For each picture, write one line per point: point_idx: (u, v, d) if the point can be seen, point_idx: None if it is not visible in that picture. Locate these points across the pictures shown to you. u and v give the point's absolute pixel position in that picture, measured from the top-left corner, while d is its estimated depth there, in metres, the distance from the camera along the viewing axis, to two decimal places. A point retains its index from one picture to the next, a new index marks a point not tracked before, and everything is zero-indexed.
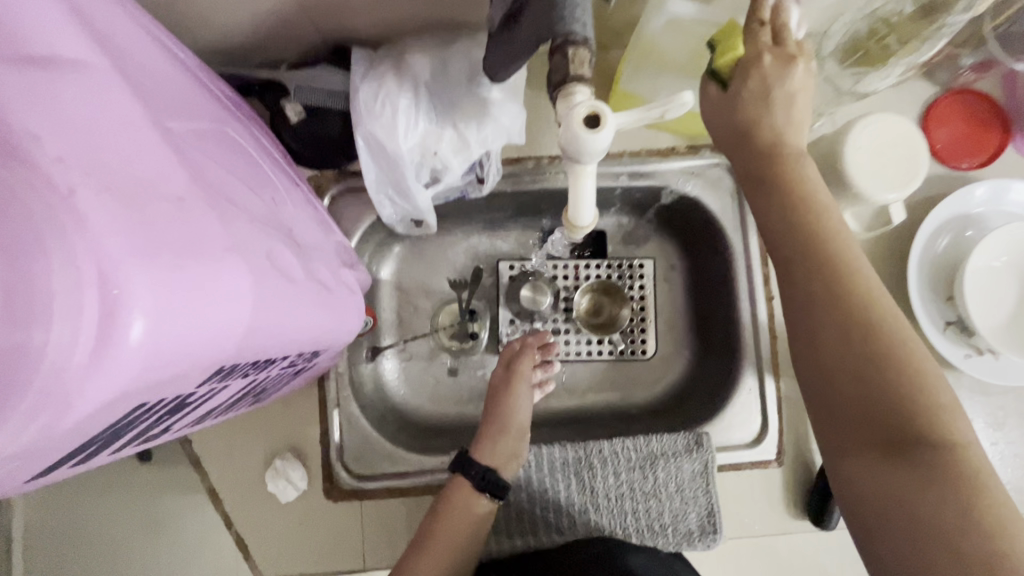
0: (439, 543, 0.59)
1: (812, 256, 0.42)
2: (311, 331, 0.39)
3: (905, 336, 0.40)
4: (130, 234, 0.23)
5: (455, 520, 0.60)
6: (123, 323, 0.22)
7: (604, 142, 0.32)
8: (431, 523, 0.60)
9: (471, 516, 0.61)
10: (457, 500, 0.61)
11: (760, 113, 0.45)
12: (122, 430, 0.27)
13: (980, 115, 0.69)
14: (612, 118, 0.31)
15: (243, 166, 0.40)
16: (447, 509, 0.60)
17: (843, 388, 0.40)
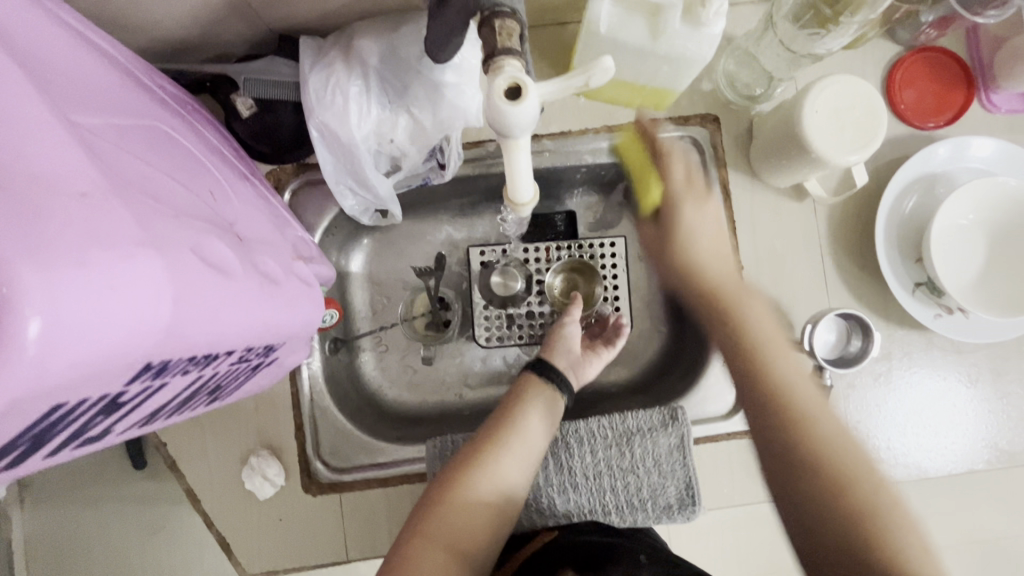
0: (520, 429, 0.59)
1: (740, 351, 0.50)
2: (255, 325, 0.38)
3: (892, 509, 0.41)
4: (23, 230, 0.22)
5: (534, 407, 0.61)
6: (17, 322, 0.22)
7: (529, 113, 0.30)
8: (507, 411, 0.61)
9: (546, 407, 0.62)
10: (535, 390, 0.62)
11: (698, 269, 0.56)
12: (46, 434, 0.27)
13: (944, 73, 0.69)
14: (532, 88, 0.30)
15: (174, 159, 0.39)
16: (528, 396, 0.62)
17: (785, 453, 0.44)
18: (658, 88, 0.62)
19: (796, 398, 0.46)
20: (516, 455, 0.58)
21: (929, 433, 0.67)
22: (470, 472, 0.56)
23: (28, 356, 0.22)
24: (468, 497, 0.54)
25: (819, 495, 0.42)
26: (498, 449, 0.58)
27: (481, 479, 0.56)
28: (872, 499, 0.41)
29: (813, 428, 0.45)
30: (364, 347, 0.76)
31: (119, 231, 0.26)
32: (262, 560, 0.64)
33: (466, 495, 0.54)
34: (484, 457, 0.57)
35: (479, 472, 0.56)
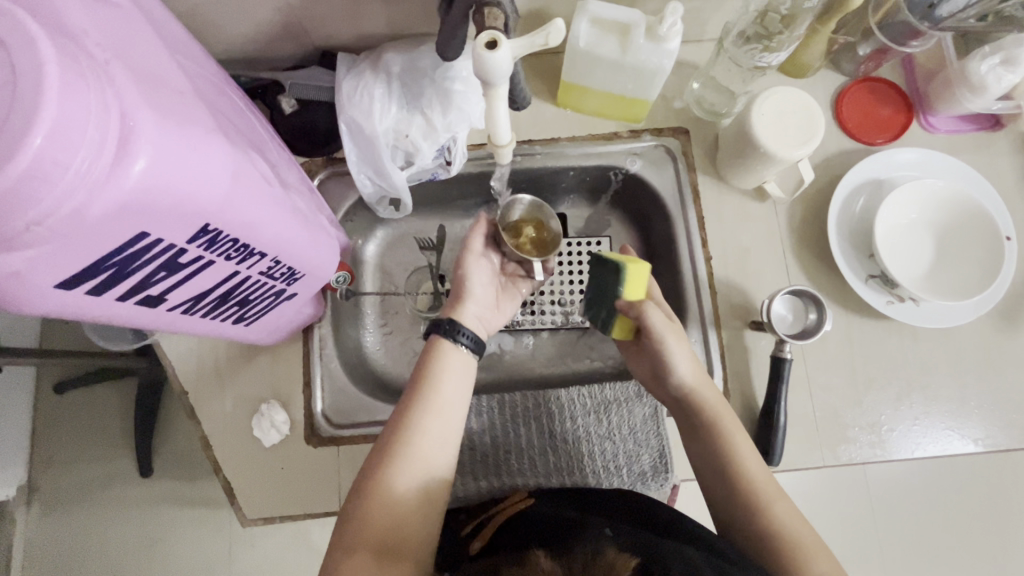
0: (434, 404, 0.57)
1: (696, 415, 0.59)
2: (286, 238, 0.47)
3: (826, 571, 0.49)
4: (140, 94, 0.32)
5: (446, 376, 0.59)
6: (131, 157, 0.30)
7: (504, 60, 0.42)
8: (417, 386, 0.58)
9: (458, 368, 0.60)
10: (443, 353, 0.60)
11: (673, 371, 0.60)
12: (128, 263, 0.35)
13: (886, 99, 0.79)
14: (506, 41, 0.41)
15: (237, 110, 0.50)
16: (437, 364, 0.59)
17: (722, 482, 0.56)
18: (633, 100, 0.73)
19: (752, 478, 0.55)
20: (433, 433, 0.55)
21: (891, 414, 0.72)
22: (389, 464, 0.53)
23: (135, 183, 0.31)
24: (391, 491, 0.51)
25: (762, 542, 0.52)
26: (412, 430, 0.55)
27: (401, 468, 0.53)
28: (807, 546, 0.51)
29: (764, 502, 0.54)
30: (370, 327, 0.83)
31: (196, 119, 0.36)
32: (263, 504, 0.70)
33: (387, 490, 0.51)
34: (400, 444, 0.54)
35: (397, 463, 0.53)
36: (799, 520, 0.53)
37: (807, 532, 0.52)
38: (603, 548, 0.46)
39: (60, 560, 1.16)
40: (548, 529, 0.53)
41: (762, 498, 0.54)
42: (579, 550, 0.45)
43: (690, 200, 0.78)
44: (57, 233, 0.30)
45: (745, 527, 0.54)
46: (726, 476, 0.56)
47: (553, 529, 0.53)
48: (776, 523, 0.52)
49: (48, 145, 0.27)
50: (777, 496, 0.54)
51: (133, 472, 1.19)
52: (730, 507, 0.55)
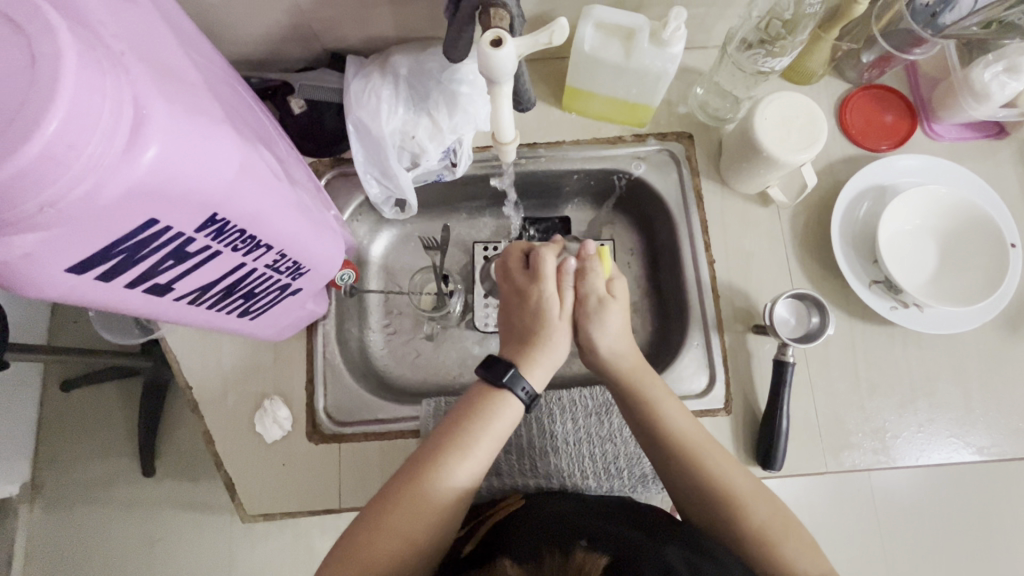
0: (470, 453, 0.55)
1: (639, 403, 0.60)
2: (293, 233, 0.48)
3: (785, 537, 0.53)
4: (153, 84, 0.33)
5: (493, 428, 0.57)
6: (143, 144, 0.31)
7: (507, 59, 0.44)
8: (461, 428, 0.56)
9: (507, 424, 0.58)
10: (498, 404, 0.58)
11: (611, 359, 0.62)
12: (137, 250, 0.36)
13: (890, 106, 0.79)
14: (509, 40, 0.43)
15: (247, 106, 0.51)
16: (489, 412, 0.57)
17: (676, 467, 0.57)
18: (637, 104, 0.74)
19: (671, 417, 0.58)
20: (458, 482, 0.54)
21: (894, 420, 0.71)
22: (407, 502, 0.52)
23: (145, 169, 0.32)
24: (401, 529, 0.51)
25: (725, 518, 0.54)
26: (440, 474, 0.53)
27: (424, 519, 0.52)
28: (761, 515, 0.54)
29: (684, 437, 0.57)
30: (374, 327, 0.84)
31: (207, 111, 0.37)
32: (264, 501, 0.70)
33: (399, 528, 0.51)
34: (425, 484, 0.53)
35: (417, 503, 0.52)
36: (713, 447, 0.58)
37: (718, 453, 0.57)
38: (573, 551, 0.45)
39: (61, 559, 1.16)
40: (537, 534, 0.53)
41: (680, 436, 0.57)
42: (550, 557, 0.45)
43: (694, 204, 0.78)
44: (70, 216, 0.30)
45: (695, 491, 0.56)
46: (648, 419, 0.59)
47: (543, 534, 0.52)
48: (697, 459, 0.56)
49: (64, 129, 0.28)
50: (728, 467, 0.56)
51: (136, 471, 1.19)
52: (675, 471, 0.57)
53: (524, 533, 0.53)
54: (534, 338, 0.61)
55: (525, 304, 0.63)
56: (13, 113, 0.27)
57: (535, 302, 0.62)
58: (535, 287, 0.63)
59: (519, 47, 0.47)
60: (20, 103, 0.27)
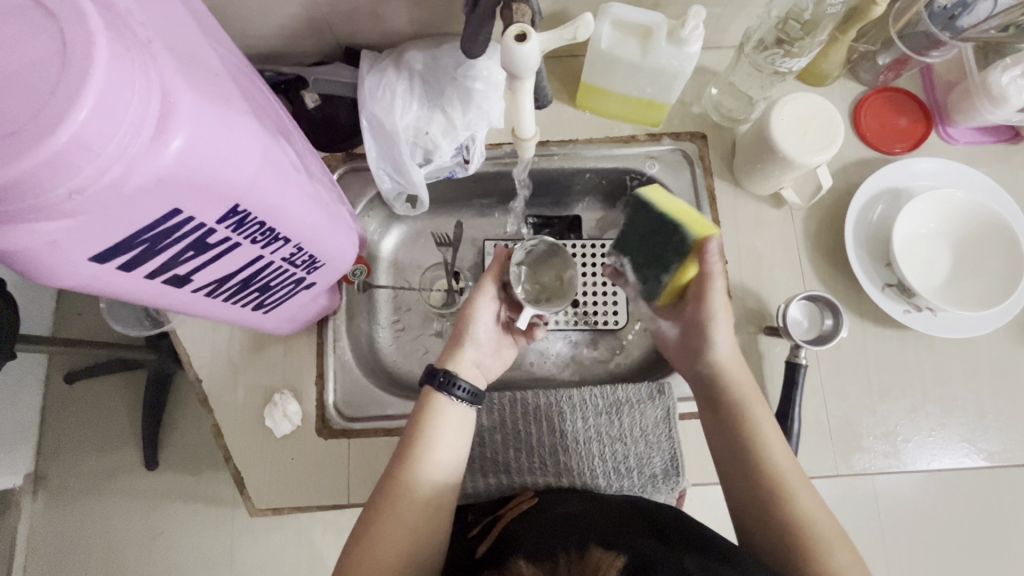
0: (421, 464, 0.54)
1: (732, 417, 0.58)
2: (309, 227, 0.48)
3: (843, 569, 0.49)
4: (179, 74, 0.33)
5: (438, 434, 0.56)
6: (169, 134, 0.31)
7: (531, 52, 0.47)
8: (407, 445, 0.55)
9: (454, 423, 0.58)
10: (437, 409, 0.57)
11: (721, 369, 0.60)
12: (159, 240, 0.36)
13: (905, 108, 0.79)
14: (533, 35, 0.46)
15: (265, 97, 0.51)
16: (429, 420, 0.56)
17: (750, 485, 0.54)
18: (652, 103, 0.74)
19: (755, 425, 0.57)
20: (418, 496, 0.53)
21: (906, 424, 0.71)
22: (372, 536, 0.50)
23: (170, 159, 0.32)
24: (373, 564, 0.49)
25: (788, 545, 0.51)
26: (397, 496, 0.52)
27: (394, 533, 0.51)
28: (827, 549, 0.50)
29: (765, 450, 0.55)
30: (383, 323, 0.84)
31: (232, 102, 0.37)
32: (271, 495, 0.70)
33: (369, 564, 0.49)
34: (391, 500, 0.52)
35: (380, 534, 0.50)
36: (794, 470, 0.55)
37: (791, 466, 0.54)
38: (589, 551, 0.44)
39: (64, 550, 1.16)
40: (549, 536, 0.51)
41: (756, 431, 0.56)
42: (564, 558, 0.43)
43: (706, 204, 0.78)
44: (98, 204, 0.30)
45: (761, 510, 0.53)
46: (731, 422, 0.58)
47: (556, 540, 0.50)
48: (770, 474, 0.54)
49: (93, 117, 0.28)
50: (804, 494, 0.53)
51: (140, 464, 1.19)
52: (746, 488, 0.54)
53: (534, 538, 0.52)
54: (455, 331, 0.64)
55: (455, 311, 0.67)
56: (44, 99, 0.27)
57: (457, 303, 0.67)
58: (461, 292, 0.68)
59: (543, 42, 0.51)
60: (51, 89, 0.27)
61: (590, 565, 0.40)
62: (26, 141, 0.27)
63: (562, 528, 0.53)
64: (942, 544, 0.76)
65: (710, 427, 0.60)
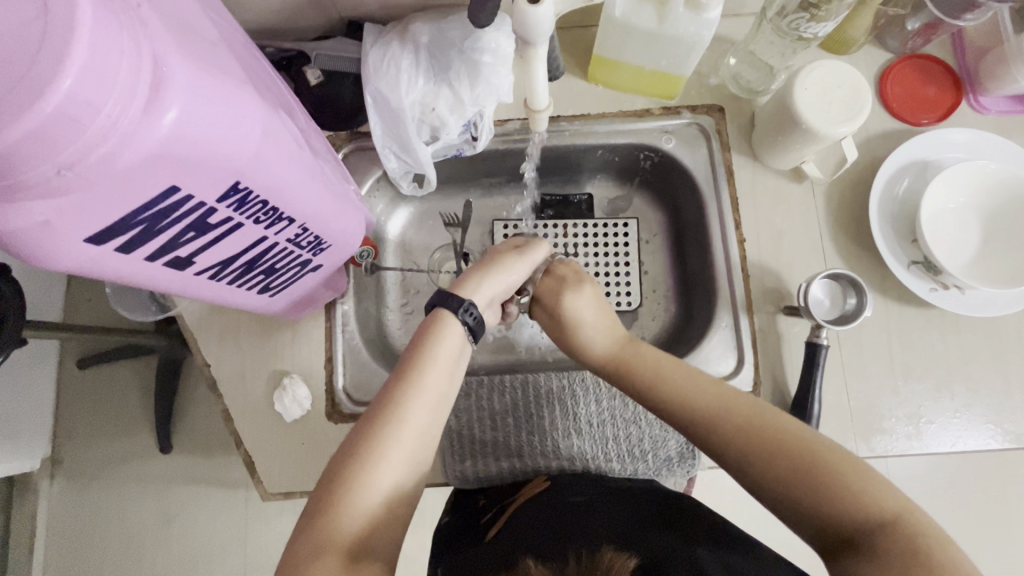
0: (420, 391, 0.50)
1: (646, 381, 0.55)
2: (312, 204, 0.46)
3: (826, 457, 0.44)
4: (169, 39, 0.31)
5: (440, 361, 0.52)
6: (162, 105, 0.29)
7: (544, 14, 0.45)
8: (407, 369, 0.52)
9: (455, 355, 0.54)
10: (443, 335, 0.54)
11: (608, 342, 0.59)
12: (158, 221, 0.34)
13: (934, 76, 0.75)
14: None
15: (265, 69, 0.49)
16: (434, 342, 0.53)
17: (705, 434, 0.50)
18: (667, 75, 0.71)
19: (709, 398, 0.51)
20: (413, 419, 0.49)
21: (930, 405, 0.69)
22: (361, 459, 0.47)
23: (165, 133, 0.30)
24: (362, 491, 0.46)
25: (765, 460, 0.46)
26: (394, 420, 0.49)
27: (381, 464, 0.47)
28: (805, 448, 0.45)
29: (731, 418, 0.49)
30: (391, 306, 0.82)
31: (228, 72, 0.35)
32: (282, 480, 0.69)
33: (358, 488, 0.46)
34: (381, 429, 0.48)
35: (369, 461, 0.47)
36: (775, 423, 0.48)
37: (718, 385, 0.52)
38: (601, 552, 0.44)
39: (83, 532, 1.18)
40: (558, 530, 0.51)
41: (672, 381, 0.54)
42: (576, 560, 0.43)
43: (724, 181, 0.75)
44: (90, 182, 0.29)
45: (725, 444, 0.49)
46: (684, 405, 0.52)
47: (566, 534, 0.50)
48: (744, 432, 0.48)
49: (80, 86, 0.26)
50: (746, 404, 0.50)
51: (153, 447, 1.20)
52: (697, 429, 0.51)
53: (541, 534, 0.51)
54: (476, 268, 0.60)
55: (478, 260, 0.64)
56: (27, 67, 0.25)
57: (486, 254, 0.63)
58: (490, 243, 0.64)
59: (558, 3, 0.49)
60: (34, 55, 0.25)
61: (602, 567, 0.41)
62: (8, 111, 0.25)
63: (573, 518, 0.53)
64: (961, 525, 0.75)
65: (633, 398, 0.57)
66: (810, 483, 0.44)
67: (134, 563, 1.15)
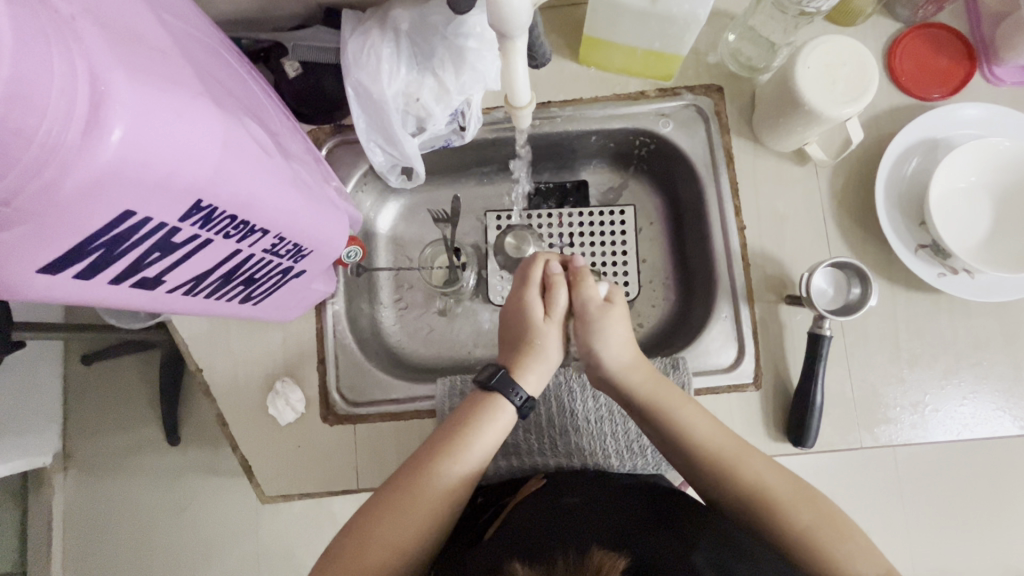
0: (462, 459, 0.56)
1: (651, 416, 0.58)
2: (289, 215, 0.44)
3: (810, 522, 0.50)
4: (111, 52, 0.28)
5: (485, 436, 0.58)
6: (104, 127, 0.27)
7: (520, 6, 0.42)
8: (454, 436, 0.57)
9: (493, 441, 0.58)
10: (492, 412, 0.59)
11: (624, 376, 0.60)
12: (116, 245, 0.32)
13: (947, 46, 0.71)
14: None
15: (232, 71, 0.46)
16: (484, 417, 0.58)
17: (709, 479, 0.54)
18: (662, 54, 0.67)
19: (719, 451, 0.54)
20: (448, 482, 0.55)
21: (936, 393, 0.67)
22: (394, 511, 0.52)
23: (111, 155, 0.28)
24: (388, 537, 0.51)
25: (760, 518, 0.51)
26: (432, 479, 0.54)
27: (410, 517, 0.52)
28: (794, 508, 0.51)
29: (741, 470, 0.53)
30: (384, 303, 0.81)
31: (183, 85, 0.33)
32: (280, 483, 0.69)
33: (388, 532, 0.51)
34: (420, 485, 0.54)
35: (403, 510, 0.52)
36: (783, 478, 0.53)
37: (722, 436, 0.55)
38: (590, 552, 0.44)
39: (96, 523, 1.20)
40: (549, 532, 0.50)
41: (683, 423, 0.56)
42: (563, 563, 0.43)
43: (723, 165, 0.72)
44: (33, 213, 0.27)
45: (724, 493, 0.53)
46: (699, 463, 0.55)
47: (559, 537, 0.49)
48: (760, 492, 0.52)
49: (5, 114, 0.24)
50: (749, 459, 0.54)
51: (161, 440, 1.21)
52: (698, 472, 0.55)
53: (531, 532, 0.50)
54: (523, 345, 0.63)
55: (513, 312, 0.65)
56: None
57: (522, 311, 0.64)
58: (521, 296, 0.65)
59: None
60: None
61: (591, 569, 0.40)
62: None
63: (569, 519, 0.52)
64: None
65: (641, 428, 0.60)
66: (802, 545, 0.49)
67: (148, 552, 1.17)
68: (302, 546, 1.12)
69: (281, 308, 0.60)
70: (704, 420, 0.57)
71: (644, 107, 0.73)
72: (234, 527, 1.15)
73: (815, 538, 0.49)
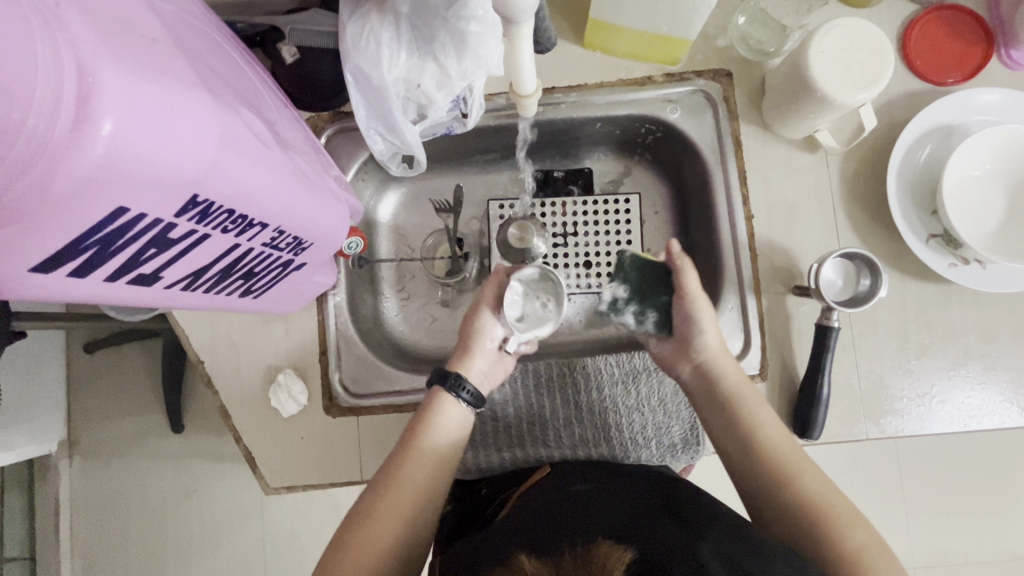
0: (421, 456, 0.56)
1: (724, 409, 0.58)
2: (288, 208, 0.43)
3: (864, 543, 0.47)
4: (99, 42, 0.27)
5: (439, 428, 0.58)
6: (94, 121, 0.26)
7: None
8: (411, 436, 0.57)
9: (454, 431, 0.58)
10: (443, 408, 0.58)
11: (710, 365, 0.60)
12: (110, 242, 0.32)
13: (964, 28, 0.69)
14: None
15: (227, 58, 0.45)
16: (435, 413, 0.58)
17: (766, 481, 0.53)
18: (669, 38, 0.65)
19: (784, 456, 0.54)
20: (414, 481, 0.54)
21: (945, 384, 0.66)
22: (367, 520, 0.51)
23: (101, 152, 0.27)
24: (365, 546, 0.50)
25: (811, 528, 0.49)
26: (397, 483, 0.53)
27: (383, 524, 0.51)
28: (848, 524, 0.48)
29: (800, 477, 0.52)
30: (386, 293, 0.80)
31: (176, 76, 0.32)
32: (284, 475, 0.69)
33: (366, 542, 0.50)
34: (387, 493, 0.53)
35: (374, 520, 0.51)
36: (840, 495, 0.51)
37: (791, 445, 0.55)
38: (596, 543, 0.44)
39: (103, 509, 1.21)
40: (571, 521, 0.49)
41: (752, 418, 0.57)
42: (570, 554, 0.42)
43: (731, 152, 0.70)
44: (23, 213, 0.26)
45: (777, 498, 0.52)
46: (760, 463, 0.54)
47: (567, 526, 0.48)
48: (815, 502, 0.50)
49: None
50: (811, 471, 0.53)
51: (166, 428, 1.21)
52: (757, 474, 0.54)
53: (537, 524, 0.50)
54: (464, 345, 0.63)
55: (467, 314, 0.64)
56: None
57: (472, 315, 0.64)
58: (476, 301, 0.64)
59: None
60: None
61: (597, 562, 0.40)
62: None
63: (575, 509, 0.51)
64: None
65: (710, 420, 0.60)
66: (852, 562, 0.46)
67: (156, 537, 1.19)
68: (309, 531, 1.13)
69: (283, 301, 0.60)
70: (777, 425, 0.56)
71: (650, 91, 0.72)
72: (242, 512, 1.16)
73: (863, 556, 0.46)
